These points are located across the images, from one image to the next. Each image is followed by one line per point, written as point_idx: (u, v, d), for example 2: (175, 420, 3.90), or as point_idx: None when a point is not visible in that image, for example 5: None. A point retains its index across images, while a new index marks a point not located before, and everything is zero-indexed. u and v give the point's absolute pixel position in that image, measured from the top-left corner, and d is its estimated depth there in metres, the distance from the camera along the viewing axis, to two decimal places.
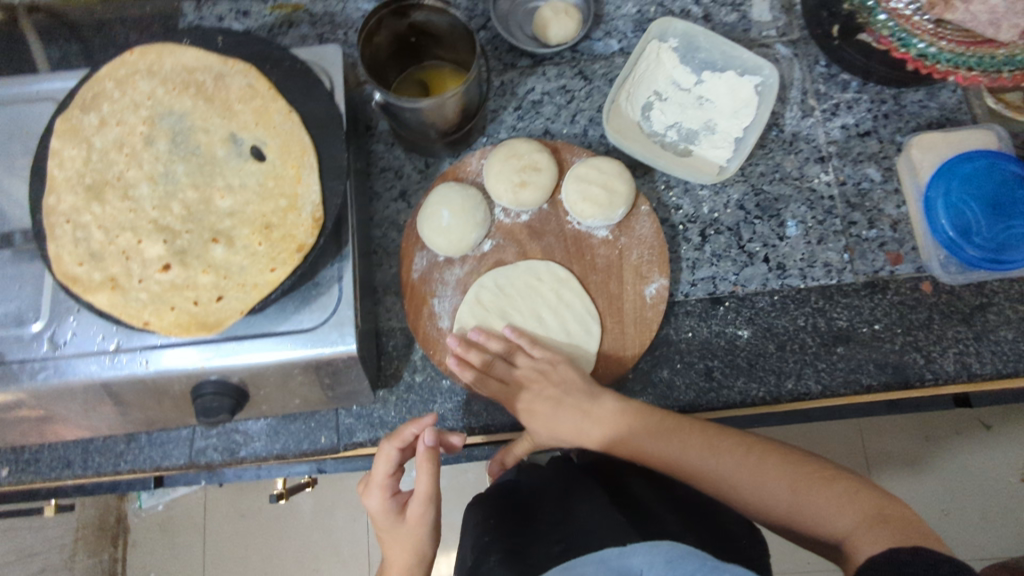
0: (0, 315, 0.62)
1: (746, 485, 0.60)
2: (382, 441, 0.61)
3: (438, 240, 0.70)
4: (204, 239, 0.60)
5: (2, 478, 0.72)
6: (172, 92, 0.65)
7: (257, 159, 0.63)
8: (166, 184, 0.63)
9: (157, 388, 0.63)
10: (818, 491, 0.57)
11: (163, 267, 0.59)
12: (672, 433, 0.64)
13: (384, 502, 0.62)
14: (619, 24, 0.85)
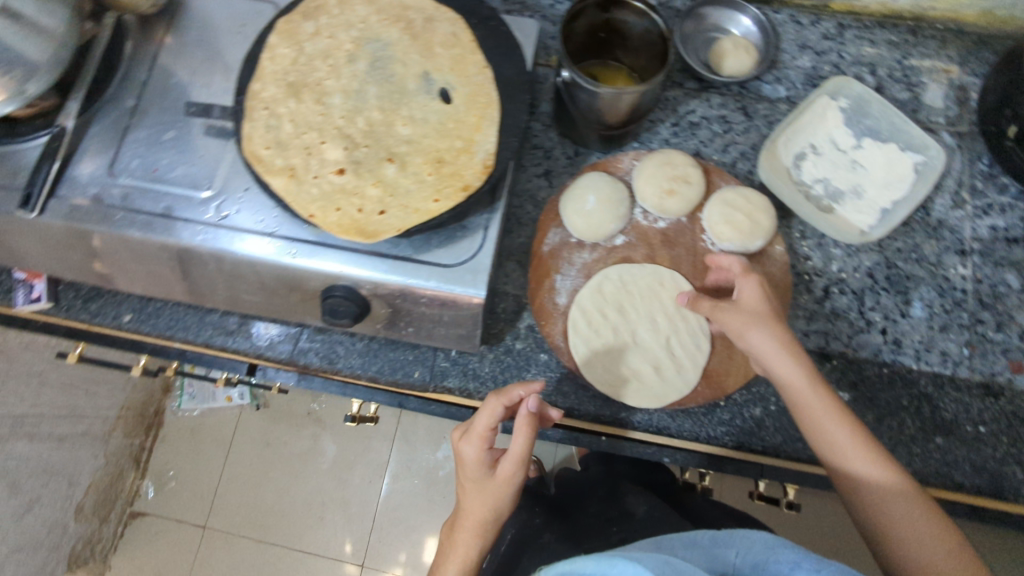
0: (180, 175, 0.68)
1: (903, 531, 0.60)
2: (489, 395, 0.64)
3: (577, 221, 0.73)
4: (381, 157, 0.65)
5: (123, 322, 0.77)
6: (384, 24, 0.71)
7: (443, 101, 0.68)
8: (357, 100, 0.68)
9: (293, 280, 0.67)
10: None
11: (339, 171, 0.64)
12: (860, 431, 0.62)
13: (480, 454, 0.65)
14: (791, 72, 0.87)
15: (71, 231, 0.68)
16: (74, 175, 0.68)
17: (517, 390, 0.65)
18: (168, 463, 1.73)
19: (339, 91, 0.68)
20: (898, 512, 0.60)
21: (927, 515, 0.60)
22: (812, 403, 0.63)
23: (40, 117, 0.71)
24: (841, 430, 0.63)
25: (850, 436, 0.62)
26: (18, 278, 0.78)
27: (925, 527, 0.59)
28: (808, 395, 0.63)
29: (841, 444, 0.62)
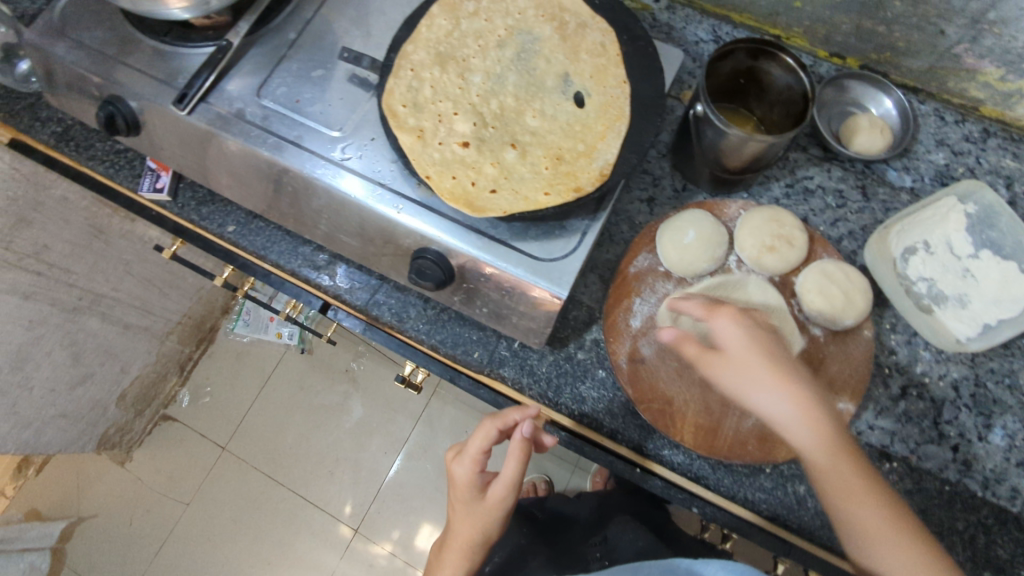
0: (317, 111, 0.73)
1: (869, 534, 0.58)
2: (487, 420, 0.67)
3: (671, 252, 0.73)
4: (505, 141, 0.68)
5: (226, 232, 0.83)
6: (538, 19, 0.74)
7: (576, 104, 0.70)
8: (496, 84, 0.71)
9: (392, 234, 0.70)
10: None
11: (462, 143, 0.67)
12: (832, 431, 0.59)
13: (473, 476, 0.69)
14: (922, 164, 0.84)
15: (209, 136, 0.73)
16: (225, 87, 0.74)
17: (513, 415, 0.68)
18: (207, 379, 1.84)
19: (480, 70, 0.71)
20: (887, 548, 0.57)
21: (918, 552, 0.57)
22: (795, 426, 0.59)
23: (212, 30, 0.77)
24: (832, 457, 0.58)
25: (840, 463, 0.58)
26: (149, 166, 0.84)
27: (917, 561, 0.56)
28: (795, 416, 0.59)
29: (835, 473, 0.58)
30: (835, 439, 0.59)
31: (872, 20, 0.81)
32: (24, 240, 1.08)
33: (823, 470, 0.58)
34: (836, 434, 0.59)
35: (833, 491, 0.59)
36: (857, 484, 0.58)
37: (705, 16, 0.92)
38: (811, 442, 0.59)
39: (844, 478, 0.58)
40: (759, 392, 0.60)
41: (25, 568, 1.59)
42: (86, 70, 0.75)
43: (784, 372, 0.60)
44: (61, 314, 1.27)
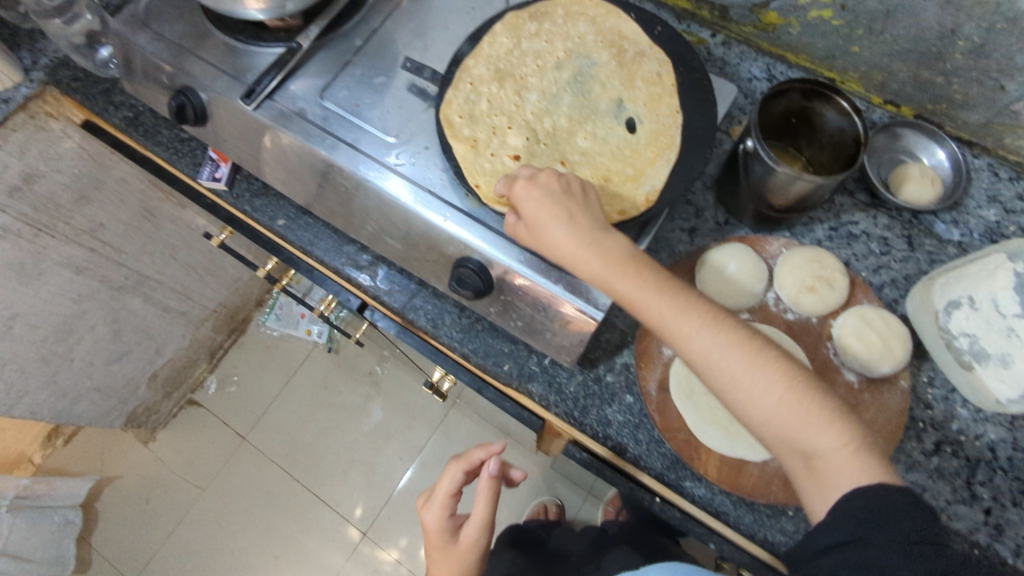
0: (376, 116, 0.75)
1: (746, 387, 0.58)
2: (452, 462, 0.75)
3: (710, 284, 0.74)
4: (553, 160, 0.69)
5: (276, 225, 0.85)
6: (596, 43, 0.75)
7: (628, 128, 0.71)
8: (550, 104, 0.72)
9: (436, 241, 0.72)
10: (806, 407, 0.56)
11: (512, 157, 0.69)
12: (676, 292, 0.61)
13: (442, 520, 0.77)
14: (972, 219, 0.83)
15: (271, 132, 0.76)
16: (291, 87, 0.77)
17: (478, 454, 0.74)
18: (235, 368, 1.88)
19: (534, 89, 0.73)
20: (755, 390, 0.57)
21: (779, 375, 0.58)
22: (652, 306, 0.61)
23: (283, 32, 0.81)
24: (694, 327, 0.60)
25: (715, 337, 0.60)
26: (210, 156, 0.88)
27: (798, 422, 0.56)
28: (617, 277, 0.61)
29: (700, 347, 0.59)
30: (671, 300, 0.61)
31: (930, 71, 0.81)
32: (82, 217, 1.13)
33: (686, 345, 0.60)
34: (676, 294, 0.61)
35: (712, 370, 0.59)
36: (734, 358, 0.58)
37: (760, 54, 0.93)
38: (677, 323, 0.60)
39: (699, 342, 0.59)
40: (611, 280, 0.61)
41: (60, 521, 1.62)
42: (163, 60, 0.79)
43: (601, 243, 0.61)
44: (107, 291, 1.32)
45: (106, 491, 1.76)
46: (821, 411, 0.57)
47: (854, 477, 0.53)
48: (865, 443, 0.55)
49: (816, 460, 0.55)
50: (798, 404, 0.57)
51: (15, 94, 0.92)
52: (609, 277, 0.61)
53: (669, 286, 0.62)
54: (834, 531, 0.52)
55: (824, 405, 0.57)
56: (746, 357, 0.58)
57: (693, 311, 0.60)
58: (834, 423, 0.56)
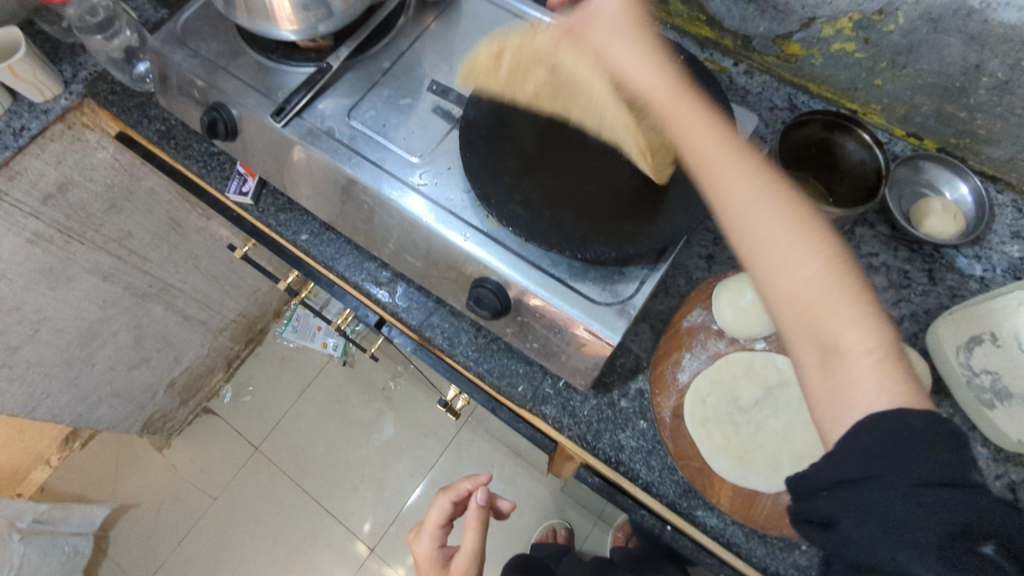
0: (401, 136, 0.77)
1: (782, 251, 0.55)
2: (441, 493, 0.80)
3: (727, 313, 0.75)
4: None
5: (299, 239, 0.87)
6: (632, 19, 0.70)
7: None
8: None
9: (456, 261, 0.73)
10: (841, 288, 0.53)
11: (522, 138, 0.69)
12: (727, 150, 0.60)
13: (432, 549, 0.79)
14: (996, 254, 0.82)
15: (298, 148, 0.78)
16: (319, 105, 0.79)
17: (464, 484, 0.79)
18: (251, 378, 1.90)
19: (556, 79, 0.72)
20: (793, 253, 0.55)
21: (823, 250, 0.54)
22: (714, 167, 0.59)
23: (314, 52, 0.83)
24: (746, 194, 0.57)
25: (767, 212, 0.56)
26: (238, 170, 0.90)
27: (831, 310, 0.53)
28: (691, 128, 0.62)
29: (743, 210, 0.57)
30: (733, 164, 0.59)
31: (953, 105, 0.82)
32: (111, 225, 1.16)
33: (734, 219, 0.57)
34: (739, 164, 0.59)
35: (752, 245, 0.56)
36: (778, 228, 0.55)
37: (782, 84, 0.94)
38: (727, 190, 0.58)
39: (740, 200, 0.57)
40: (685, 132, 0.62)
41: (70, 551, 1.63)
42: (196, 76, 0.82)
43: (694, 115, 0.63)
44: (131, 299, 1.35)
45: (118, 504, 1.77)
46: (853, 298, 0.53)
47: (866, 387, 0.50)
48: (895, 353, 0.52)
49: (832, 356, 0.52)
50: (834, 294, 0.53)
51: (54, 105, 0.95)
52: (684, 127, 0.62)
53: (734, 155, 0.59)
54: (838, 467, 0.49)
55: (863, 303, 0.53)
56: (798, 234, 0.55)
57: (752, 180, 0.58)
58: (867, 320, 0.52)
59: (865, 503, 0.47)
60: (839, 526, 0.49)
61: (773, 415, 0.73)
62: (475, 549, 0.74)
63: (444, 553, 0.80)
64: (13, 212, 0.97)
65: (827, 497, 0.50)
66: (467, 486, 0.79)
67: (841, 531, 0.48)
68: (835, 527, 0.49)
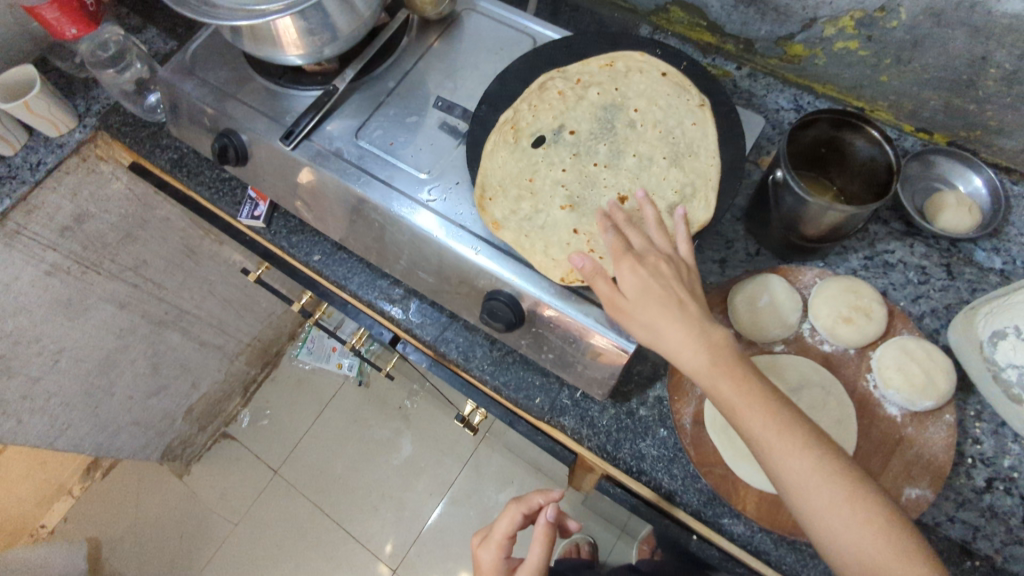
0: (408, 153, 0.77)
1: (788, 460, 0.55)
2: (513, 503, 0.79)
3: (742, 314, 0.73)
4: (568, 82, 0.77)
5: (311, 260, 0.87)
6: (690, 200, 0.69)
7: (546, 143, 0.74)
8: (630, 110, 0.75)
9: (468, 275, 0.73)
10: (834, 488, 0.55)
11: (607, 65, 0.78)
12: (728, 362, 0.58)
13: (497, 558, 0.80)
14: (1014, 246, 0.81)
15: (308, 170, 0.79)
16: (327, 127, 0.80)
17: (537, 499, 0.80)
18: (268, 403, 1.90)
19: (663, 107, 0.74)
20: (791, 459, 0.55)
21: (819, 468, 0.55)
22: (772, 439, 0.56)
23: (320, 76, 0.84)
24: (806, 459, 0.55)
25: (821, 481, 0.55)
26: (249, 195, 0.91)
27: (822, 493, 0.54)
28: (746, 405, 0.57)
29: (796, 468, 0.55)
30: (739, 390, 0.57)
31: (961, 98, 0.81)
32: (127, 253, 1.17)
33: (774, 458, 0.55)
34: (777, 420, 0.57)
35: (792, 479, 0.55)
36: (828, 488, 0.55)
37: (786, 85, 0.94)
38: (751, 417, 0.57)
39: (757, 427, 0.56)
40: (716, 383, 0.57)
41: None
42: (206, 104, 0.83)
43: (715, 375, 0.58)
44: (148, 326, 1.36)
45: (141, 531, 1.77)
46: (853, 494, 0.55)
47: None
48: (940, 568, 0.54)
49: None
50: (879, 531, 0.54)
51: (69, 139, 0.97)
52: (739, 398, 0.57)
53: (778, 408, 0.57)
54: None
55: (909, 536, 0.54)
56: (846, 487, 0.55)
57: (792, 427, 0.57)
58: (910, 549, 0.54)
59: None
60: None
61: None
62: (541, 563, 0.76)
63: (507, 566, 0.81)
64: (31, 244, 0.99)
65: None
66: (540, 500, 0.80)
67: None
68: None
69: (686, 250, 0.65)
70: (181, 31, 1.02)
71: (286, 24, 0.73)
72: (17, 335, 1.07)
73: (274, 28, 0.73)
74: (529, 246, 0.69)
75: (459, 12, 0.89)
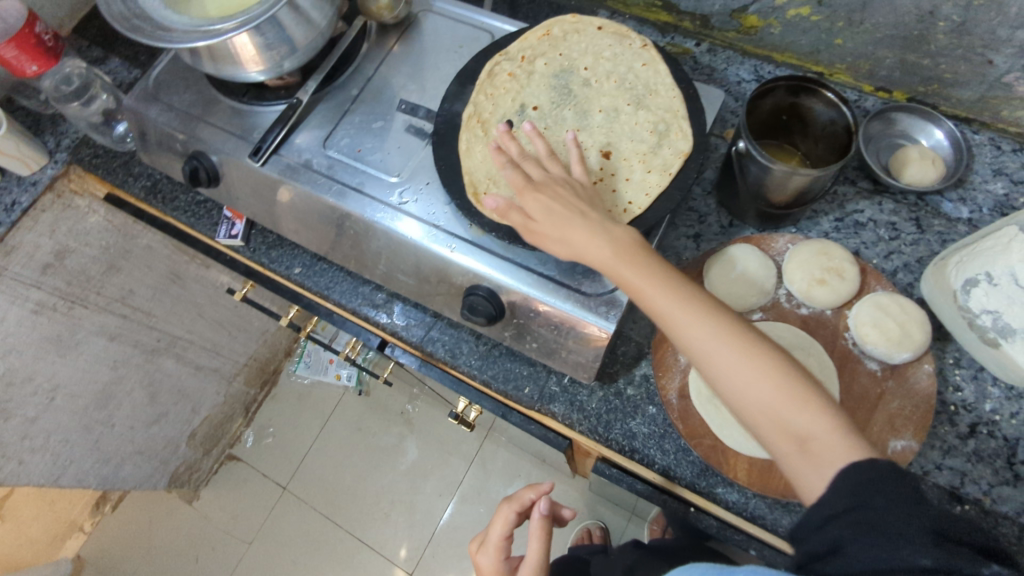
0: (377, 158, 0.78)
1: (694, 332, 0.58)
2: (505, 503, 0.83)
3: (717, 286, 0.74)
4: (514, 62, 0.77)
5: (292, 273, 0.88)
6: (668, 136, 0.71)
7: (515, 127, 0.75)
8: (580, 69, 0.77)
9: (446, 272, 0.74)
10: (740, 352, 0.57)
11: (545, 35, 0.79)
12: (629, 251, 0.61)
13: (498, 560, 0.84)
14: (979, 195, 0.82)
15: (281, 186, 0.80)
16: (296, 140, 0.81)
17: (528, 496, 0.83)
18: (271, 420, 1.91)
19: (611, 59, 0.77)
20: (695, 330, 0.58)
21: (723, 334, 0.58)
22: (676, 312, 0.59)
23: (283, 89, 0.85)
24: (708, 327, 0.58)
25: (724, 347, 0.57)
26: (225, 215, 0.92)
27: (728, 357, 0.57)
28: (649, 283, 0.60)
29: (700, 336, 0.58)
30: (643, 274, 0.60)
31: (915, 54, 0.82)
32: (113, 285, 1.18)
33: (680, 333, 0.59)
34: (681, 296, 0.60)
35: (698, 348, 0.58)
36: (729, 352, 0.57)
37: (746, 57, 0.95)
38: (655, 298, 0.60)
39: (661, 304, 0.59)
40: (618, 269, 0.61)
41: None
42: (175, 129, 0.84)
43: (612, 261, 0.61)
44: (141, 355, 1.37)
45: (157, 559, 1.78)
46: (759, 358, 0.57)
47: (843, 458, 0.52)
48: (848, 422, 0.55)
49: (810, 444, 0.54)
50: (783, 390, 0.55)
51: (42, 176, 0.97)
52: (642, 280, 0.60)
53: (682, 287, 0.60)
54: (835, 500, 0.50)
55: (816, 394, 0.56)
56: (749, 351, 0.57)
57: (694, 301, 0.59)
58: (816, 405, 0.55)
59: (877, 526, 0.47)
60: (845, 551, 0.48)
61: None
62: (540, 556, 0.80)
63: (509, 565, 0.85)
64: (14, 284, 0.99)
65: (828, 526, 0.49)
66: (532, 496, 0.83)
67: (846, 561, 0.48)
68: (840, 555, 0.48)
69: (579, 170, 0.69)
70: (144, 59, 1.03)
71: (243, 40, 0.73)
72: (10, 376, 1.07)
73: (231, 45, 0.74)
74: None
75: (416, 14, 0.89)
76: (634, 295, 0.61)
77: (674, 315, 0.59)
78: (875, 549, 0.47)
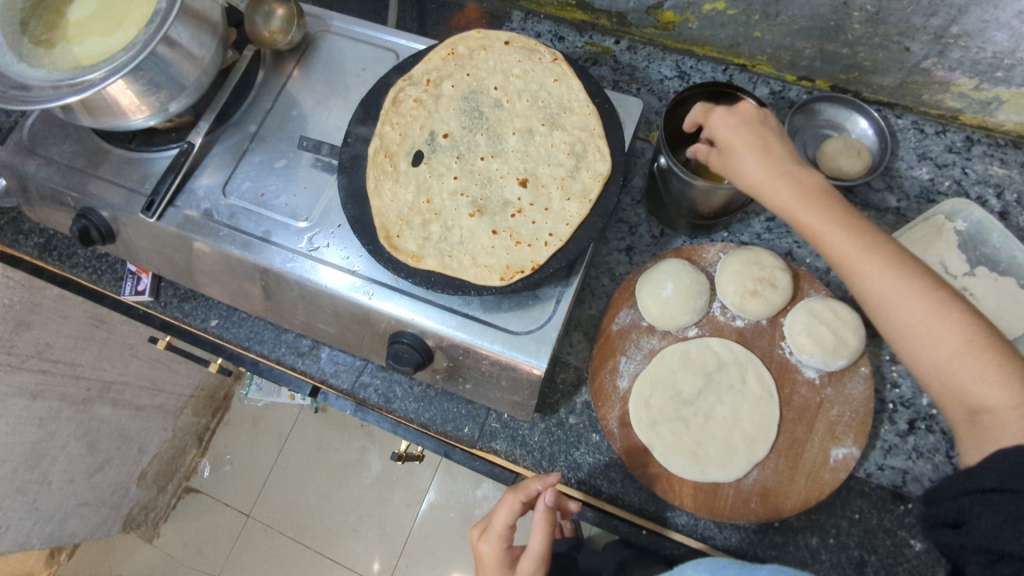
0: (283, 202, 0.73)
1: (876, 286, 0.57)
2: (508, 490, 0.65)
3: (651, 306, 0.71)
4: (419, 87, 0.72)
5: (210, 326, 0.83)
6: (585, 158, 0.68)
7: (426, 158, 0.71)
8: (490, 90, 0.73)
9: (368, 319, 0.69)
10: (926, 310, 0.55)
11: (450, 53, 0.74)
12: (815, 190, 0.59)
13: (498, 553, 0.66)
14: (905, 182, 0.82)
15: (182, 240, 0.74)
16: (193, 188, 0.75)
17: (534, 485, 0.66)
18: (227, 447, 1.84)
19: (521, 77, 0.73)
20: (875, 282, 0.57)
21: (905, 291, 0.55)
22: (853, 259, 0.57)
23: (174, 132, 0.78)
24: (895, 283, 0.56)
25: (906, 300, 0.55)
26: (129, 270, 0.85)
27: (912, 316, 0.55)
28: (828, 229, 0.58)
29: (883, 289, 0.56)
30: (821, 213, 0.58)
31: (833, 43, 0.80)
32: (25, 341, 1.10)
33: (856, 282, 0.58)
34: (863, 244, 0.57)
35: (877, 296, 0.57)
36: (916, 308, 0.55)
37: (666, 52, 0.92)
38: (833, 243, 0.58)
39: (838, 247, 0.58)
40: (798, 211, 0.59)
41: None
42: (58, 185, 0.77)
43: (789, 172, 0.60)
44: (71, 407, 1.29)
45: None
46: (950, 320, 0.54)
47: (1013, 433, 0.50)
48: None
49: (984, 413, 0.53)
50: (970, 352, 0.53)
51: None
52: (821, 228, 0.58)
53: (873, 239, 0.57)
54: (982, 475, 0.50)
55: (1010, 361, 0.53)
56: (936, 310, 0.55)
57: (881, 253, 0.57)
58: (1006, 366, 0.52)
59: (1002, 506, 0.47)
60: (971, 524, 0.49)
61: (718, 402, 0.70)
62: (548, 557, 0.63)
63: (511, 557, 0.67)
64: None
65: (960, 498, 0.51)
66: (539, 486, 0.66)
67: (965, 531, 0.50)
68: (964, 526, 0.50)
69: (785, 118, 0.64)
70: None
71: (120, 89, 0.65)
72: None
73: (107, 96, 0.65)
74: (456, 265, 0.65)
75: (313, 36, 0.83)
76: (811, 238, 0.59)
77: (855, 264, 0.57)
78: (997, 528, 0.47)
